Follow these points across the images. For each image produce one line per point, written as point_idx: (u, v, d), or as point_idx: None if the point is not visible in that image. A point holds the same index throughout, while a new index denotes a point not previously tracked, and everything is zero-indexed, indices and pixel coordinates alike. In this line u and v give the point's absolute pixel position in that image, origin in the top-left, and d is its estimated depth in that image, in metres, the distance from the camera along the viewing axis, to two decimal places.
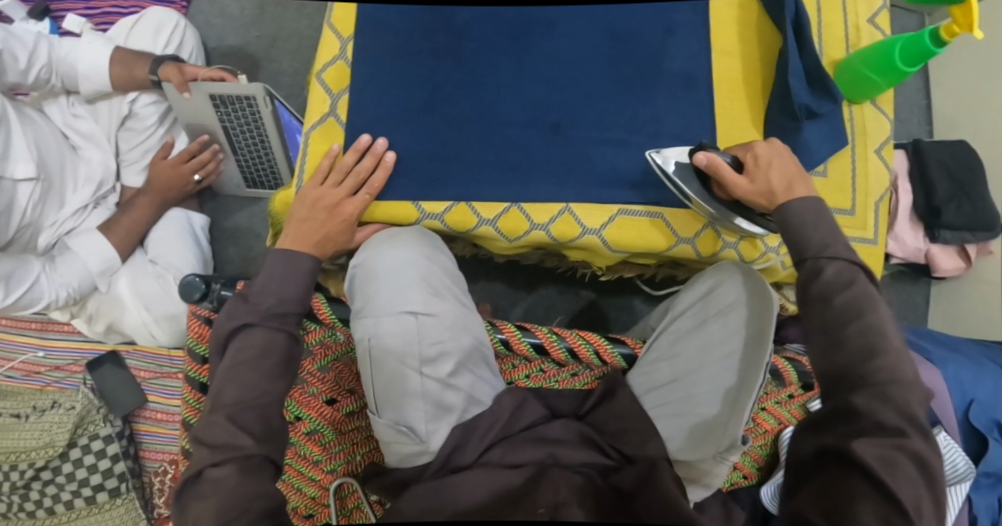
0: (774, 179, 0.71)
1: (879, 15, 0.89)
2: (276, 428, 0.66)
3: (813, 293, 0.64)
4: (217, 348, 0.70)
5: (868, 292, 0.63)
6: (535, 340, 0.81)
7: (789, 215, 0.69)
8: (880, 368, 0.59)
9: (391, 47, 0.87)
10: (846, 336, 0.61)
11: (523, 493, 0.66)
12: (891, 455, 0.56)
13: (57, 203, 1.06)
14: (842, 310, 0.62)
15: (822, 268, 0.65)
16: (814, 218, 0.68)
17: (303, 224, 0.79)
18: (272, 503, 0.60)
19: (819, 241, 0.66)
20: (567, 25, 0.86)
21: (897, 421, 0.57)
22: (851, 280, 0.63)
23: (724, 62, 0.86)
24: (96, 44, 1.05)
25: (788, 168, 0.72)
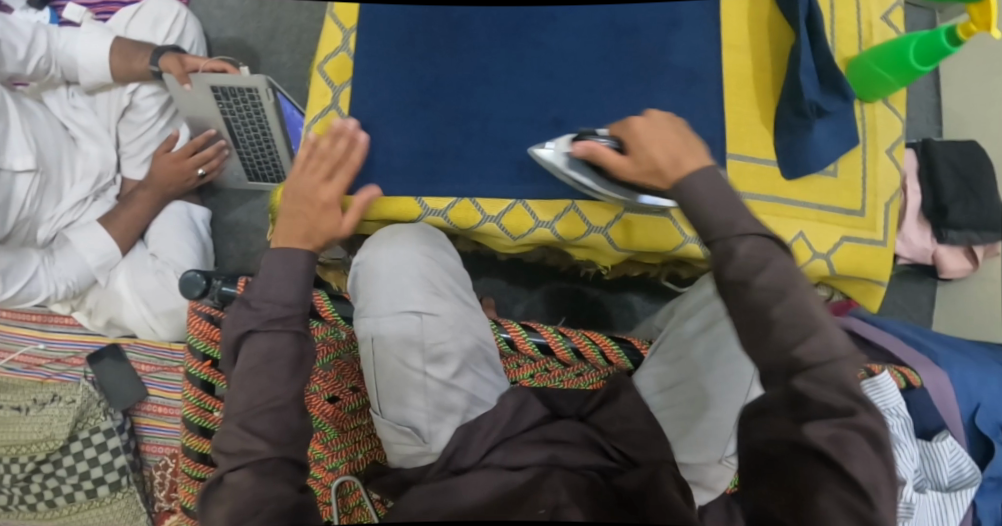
0: (658, 155, 0.62)
1: (892, 12, 0.88)
2: (298, 427, 0.65)
3: (728, 280, 0.55)
4: (227, 354, 0.70)
5: (786, 269, 0.54)
6: (540, 340, 0.80)
7: (686, 196, 0.58)
8: (811, 352, 0.52)
9: (391, 40, 0.86)
10: (772, 322, 0.53)
11: (523, 496, 0.66)
12: (847, 437, 0.51)
13: (55, 197, 1.05)
14: (761, 296, 0.53)
15: (732, 249, 0.55)
16: (715, 193, 0.58)
17: (286, 217, 0.75)
18: (284, 504, 0.59)
19: (721, 218, 0.56)
20: (571, 18, 0.85)
21: (845, 402, 0.52)
22: (766, 259, 0.54)
23: (734, 58, 0.84)
24: (94, 35, 1.03)
25: (670, 138, 0.62)
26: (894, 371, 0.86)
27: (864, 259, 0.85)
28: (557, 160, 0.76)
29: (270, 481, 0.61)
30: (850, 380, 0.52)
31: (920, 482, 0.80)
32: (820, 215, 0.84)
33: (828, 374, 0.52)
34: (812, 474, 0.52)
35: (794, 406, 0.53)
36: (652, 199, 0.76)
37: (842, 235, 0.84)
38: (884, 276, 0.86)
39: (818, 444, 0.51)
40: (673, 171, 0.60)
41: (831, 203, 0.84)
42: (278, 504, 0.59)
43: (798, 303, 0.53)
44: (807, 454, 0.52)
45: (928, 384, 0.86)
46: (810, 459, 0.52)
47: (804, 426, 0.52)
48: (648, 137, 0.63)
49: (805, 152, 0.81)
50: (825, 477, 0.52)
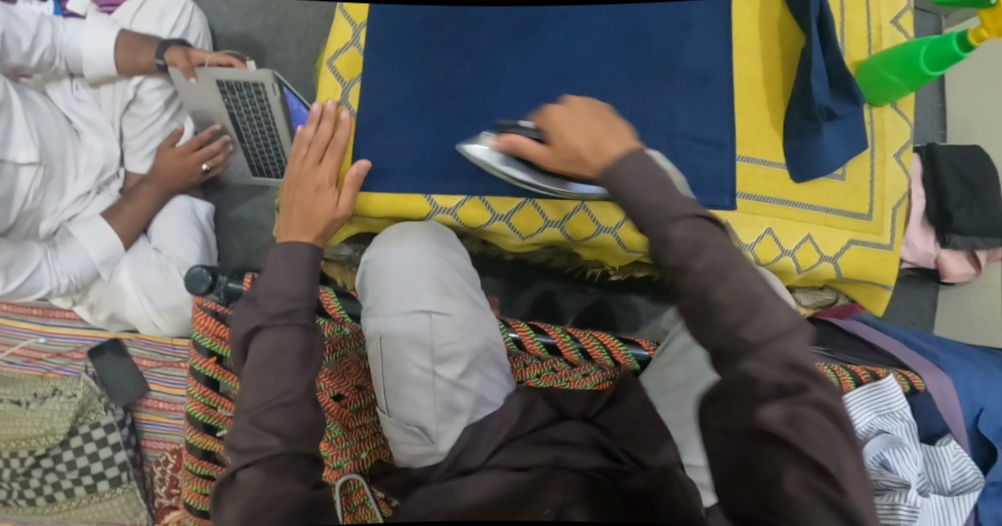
0: (579, 143, 0.60)
1: (902, 17, 0.88)
2: (310, 423, 0.65)
3: (668, 267, 0.53)
4: (238, 354, 0.69)
5: (722, 249, 0.52)
6: (549, 340, 0.80)
7: (616, 184, 0.55)
8: (755, 332, 0.50)
9: (402, 37, 0.85)
10: (713, 305, 0.51)
11: (526, 496, 0.66)
12: (800, 414, 0.49)
13: (58, 190, 1.04)
14: (701, 281, 0.51)
15: (666, 235, 0.53)
16: (644, 175, 0.55)
17: (287, 205, 0.77)
18: (297, 501, 0.59)
19: (653, 202, 0.54)
20: (583, 17, 0.85)
21: (794, 378, 0.49)
22: (700, 242, 0.52)
23: (744, 61, 0.85)
24: (99, 28, 1.02)
25: (592, 124, 0.60)
26: (898, 376, 0.87)
27: (870, 263, 0.85)
28: (486, 157, 0.76)
29: (281, 476, 0.61)
30: (796, 354, 0.50)
31: (924, 486, 0.80)
32: (828, 219, 0.84)
33: (772, 354, 0.50)
34: (771, 457, 0.50)
35: (739, 387, 0.51)
36: (583, 188, 0.76)
37: (850, 239, 0.84)
38: (891, 281, 0.87)
39: (771, 427, 0.49)
40: (598, 157, 0.57)
41: (840, 207, 0.84)
42: (288, 502, 0.59)
43: (737, 285, 0.51)
44: (758, 435, 0.50)
45: (932, 388, 0.87)
46: (765, 441, 0.50)
47: (757, 410, 0.50)
48: (568, 123, 0.61)
49: (814, 155, 0.81)
50: (784, 458, 0.50)
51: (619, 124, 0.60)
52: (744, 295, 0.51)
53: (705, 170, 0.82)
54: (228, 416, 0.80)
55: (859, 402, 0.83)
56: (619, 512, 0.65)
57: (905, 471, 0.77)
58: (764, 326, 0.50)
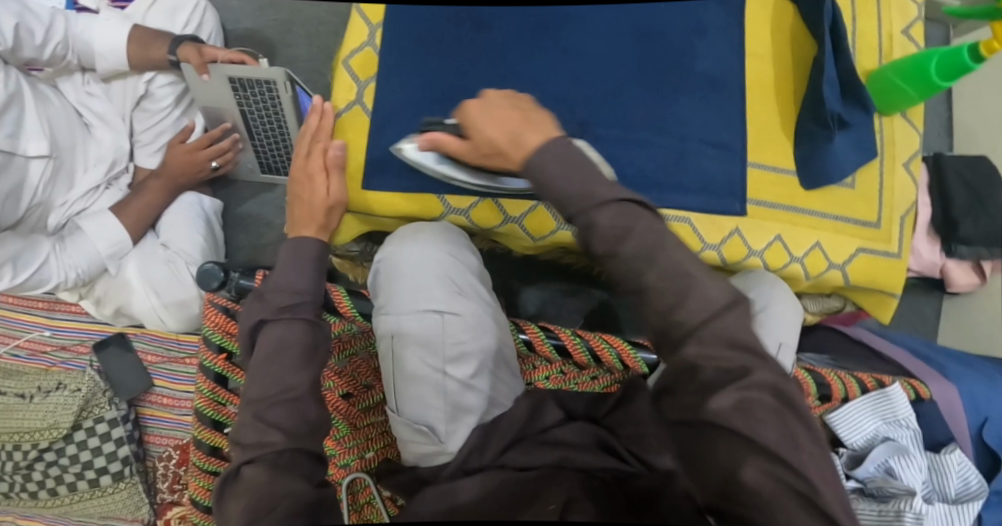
0: (497, 135, 0.62)
1: (913, 26, 0.88)
2: (316, 420, 0.65)
3: (596, 253, 0.54)
4: (245, 350, 0.69)
5: (649, 234, 0.53)
6: (558, 341, 0.82)
7: (541, 175, 0.56)
8: (690, 313, 0.51)
9: (418, 37, 0.86)
10: (645, 287, 0.52)
11: (532, 493, 0.66)
12: (748, 398, 0.50)
13: (67, 184, 1.04)
14: (630, 264, 0.52)
15: (592, 221, 0.54)
16: (565, 162, 0.56)
17: (290, 203, 0.78)
18: (299, 501, 0.59)
19: (574, 191, 0.55)
20: (597, 21, 0.85)
21: (738, 359, 0.51)
22: (627, 227, 0.53)
23: (756, 67, 0.85)
24: (112, 22, 1.02)
25: (509, 118, 0.62)
26: (904, 384, 0.87)
27: (878, 271, 0.86)
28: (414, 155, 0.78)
29: (284, 476, 0.61)
30: (733, 331, 0.51)
31: (928, 493, 0.80)
32: (837, 226, 0.84)
33: (707, 334, 0.51)
34: (727, 450, 0.50)
35: (684, 377, 0.51)
36: (512, 181, 0.79)
37: (858, 247, 0.85)
38: (898, 288, 0.87)
39: (721, 417, 0.50)
40: (513, 149, 0.60)
41: (849, 214, 0.85)
42: (291, 501, 0.59)
43: (667, 265, 0.52)
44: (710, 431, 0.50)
45: (937, 397, 0.87)
46: (719, 433, 0.50)
47: (706, 401, 0.50)
48: (487, 117, 0.64)
49: (824, 162, 0.82)
50: (740, 448, 0.49)
51: (536, 115, 0.63)
52: (674, 272, 0.52)
53: (715, 174, 0.83)
54: (236, 413, 0.80)
55: (864, 409, 0.84)
56: (621, 505, 0.65)
57: (910, 478, 0.77)
58: (699, 304, 0.51)
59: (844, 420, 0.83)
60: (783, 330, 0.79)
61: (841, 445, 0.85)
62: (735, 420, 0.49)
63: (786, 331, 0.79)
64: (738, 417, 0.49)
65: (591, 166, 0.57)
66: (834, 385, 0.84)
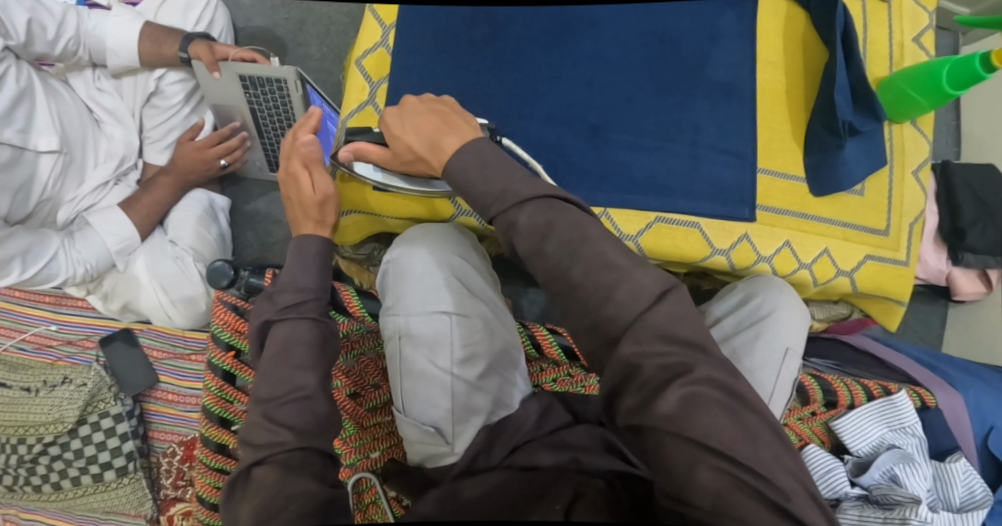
0: (416, 141, 0.69)
1: (924, 35, 0.88)
2: (324, 421, 0.65)
3: (524, 251, 0.58)
4: (253, 347, 0.70)
5: (565, 230, 0.57)
6: (566, 343, 0.83)
7: (459, 177, 0.63)
8: (617, 306, 0.54)
9: (432, 39, 0.86)
10: (574, 283, 0.56)
11: (540, 492, 0.65)
12: (693, 392, 0.52)
13: (77, 179, 1.04)
14: (555, 261, 0.56)
15: (513, 221, 0.58)
16: (481, 163, 0.62)
17: (285, 205, 0.78)
18: (311, 504, 0.58)
19: (494, 190, 0.60)
20: (611, 25, 0.85)
21: (674, 352, 0.53)
22: (547, 223, 0.57)
23: (768, 74, 0.85)
24: (124, 18, 1.03)
25: (427, 124, 0.68)
26: (910, 391, 0.87)
27: (887, 278, 0.86)
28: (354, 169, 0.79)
29: (297, 475, 0.60)
30: (666, 326, 0.53)
31: (933, 502, 0.80)
32: (846, 233, 0.85)
33: (641, 328, 0.53)
34: (675, 450, 0.51)
35: (628, 376, 0.53)
36: (440, 185, 0.79)
37: (867, 254, 0.85)
38: (906, 296, 0.87)
39: (669, 420, 0.51)
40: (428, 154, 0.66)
41: (859, 222, 0.85)
42: (301, 502, 0.58)
43: (591, 257, 0.56)
44: (659, 431, 0.51)
45: (944, 405, 0.87)
46: (666, 436, 0.51)
47: (651, 405, 0.52)
48: (405, 124, 0.70)
49: (835, 169, 0.82)
50: (689, 449, 0.50)
51: (455, 119, 0.68)
52: (596, 259, 0.56)
53: (727, 180, 0.83)
54: (243, 410, 0.79)
55: (870, 416, 0.84)
56: (625, 504, 0.64)
57: (915, 486, 0.77)
58: (628, 295, 0.54)
59: (850, 426, 0.84)
60: (791, 333, 0.77)
61: (846, 452, 0.85)
62: (677, 421, 0.51)
63: (793, 335, 0.77)
64: (688, 413, 0.51)
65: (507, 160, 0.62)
66: (840, 391, 0.86)
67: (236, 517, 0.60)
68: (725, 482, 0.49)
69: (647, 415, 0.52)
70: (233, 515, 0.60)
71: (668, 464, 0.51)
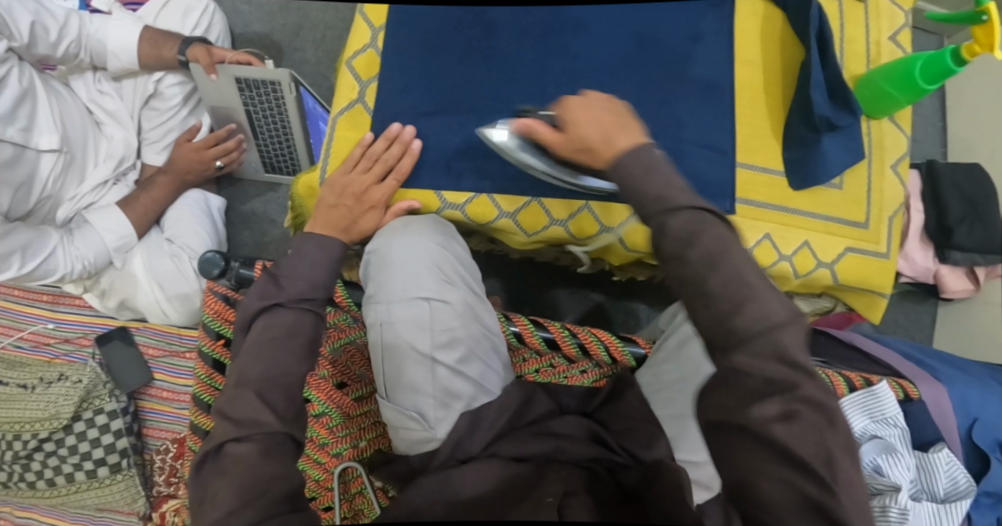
0: (592, 133, 0.66)
1: (900, 33, 0.90)
2: (301, 409, 0.66)
3: (666, 255, 0.56)
4: (243, 325, 0.70)
5: (718, 239, 0.55)
6: (548, 335, 0.84)
7: (623, 173, 0.61)
8: (747, 321, 0.53)
9: (419, 40, 0.89)
10: (708, 292, 0.54)
11: (530, 485, 0.67)
12: (791, 407, 0.51)
13: (77, 178, 1.07)
14: (695, 269, 0.55)
15: (665, 224, 0.57)
16: (647, 171, 0.60)
17: (328, 208, 0.81)
18: (291, 485, 0.61)
19: (653, 191, 0.58)
20: (595, 25, 0.87)
21: (784, 372, 0.52)
22: (696, 231, 0.55)
23: (746, 72, 0.87)
24: (125, 22, 1.06)
25: (604, 119, 0.65)
26: (893, 383, 0.88)
27: (867, 271, 0.87)
28: (507, 144, 0.79)
29: (271, 459, 0.61)
30: (786, 347, 0.52)
31: (916, 493, 0.80)
32: (828, 227, 0.86)
33: (760, 344, 0.52)
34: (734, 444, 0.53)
35: (727, 381, 0.53)
36: (593, 181, 0.78)
37: (847, 247, 0.86)
38: (888, 289, 0.88)
39: (762, 424, 0.51)
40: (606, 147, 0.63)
41: (839, 215, 0.86)
42: (285, 484, 0.60)
43: (731, 273, 0.54)
44: (742, 435, 0.52)
45: (926, 398, 0.88)
46: (749, 439, 0.52)
47: (748, 409, 0.52)
48: (583, 116, 0.66)
49: (813, 163, 0.84)
50: (765, 456, 0.52)
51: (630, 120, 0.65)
52: (735, 283, 0.54)
53: (708, 175, 0.84)
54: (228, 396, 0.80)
55: (852, 407, 0.84)
56: (613, 495, 0.67)
57: (897, 477, 0.77)
58: (756, 314, 0.53)
59: None
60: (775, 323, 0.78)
61: None
62: (771, 425, 0.51)
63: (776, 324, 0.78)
64: (776, 423, 0.51)
65: (665, 167, 0.61)
66: None
67: (206, 496, 0.61)
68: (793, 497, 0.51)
69: (739, 418, 0.52)
70: (207, 494, 0.61)
71: (739, 460, 0.52)
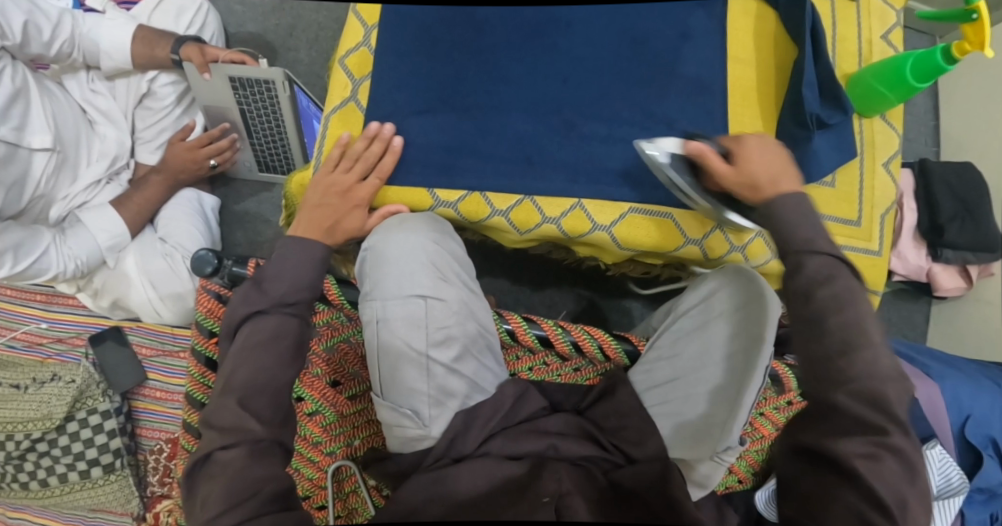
0: (760, 172, 0.69)
1: (892, 32, 0.91)
2: (286, 413, 0.66)
3: (800, 289, 0.61)
4: (227, 332, 0.69)
5: (850, 287, 0.60)
6: (541, 332, 0.82)
7: (773, 213, 0.65)
8: (856, 363, 0.58)
9: (411, 38, 0.89)
10: (825, 329, 0.59)
11: (524, 484, 0.67)
12: (876, 450, 0.56)
13: (70, 177, 1.07)
14: (828, 306, 0.59)
15: (803, 263, 0.62)
16: (801, 216, 0.64)
17: (314, 209, 0.81)
18: (281, 485, 0.60)
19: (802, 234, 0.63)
20: (585, 25, 0.88)
21: (877, 418, 0.57)
22: (832, 276, 0.60)
23: (738, 70, 0.87)
24: (118, 22, 1.06)
25: (775, 162, 0.69)
26: None
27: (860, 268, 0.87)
28: (660, 160, 0.77)
29: (260, 463, 0.61)
30: (883, 397, 0.57)
31: None
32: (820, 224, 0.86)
33: (858, 389, 0.58)
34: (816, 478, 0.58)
35: (825, 417, 0.59)
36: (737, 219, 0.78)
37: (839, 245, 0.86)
38: (881, 287, 0.88)
39: (848, 458, 0.56)
40: (773, 188, 0.67)
41: (831, 213, 0.87)
42: (274, 484, 0.60)
43: (857, 320, 0.59)
44: (826, 464, 0.58)
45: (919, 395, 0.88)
46: (831, 469, 0.57)
47: (836, 441, 0.57)
48: (758, 155, 0.70)
49: (804, 161, 0.84)
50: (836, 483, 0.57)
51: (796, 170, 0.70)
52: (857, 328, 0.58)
53: None
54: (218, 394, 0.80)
55: None
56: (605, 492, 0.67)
57: None
58: (868, 362, 0.58)
59: None
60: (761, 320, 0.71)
61: None
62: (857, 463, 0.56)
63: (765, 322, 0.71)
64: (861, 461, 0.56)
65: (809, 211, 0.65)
66: None
67: (197, 497, 0.61)
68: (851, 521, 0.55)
69: (825, 448, 0.57)
70: (196, 498, 0.61)
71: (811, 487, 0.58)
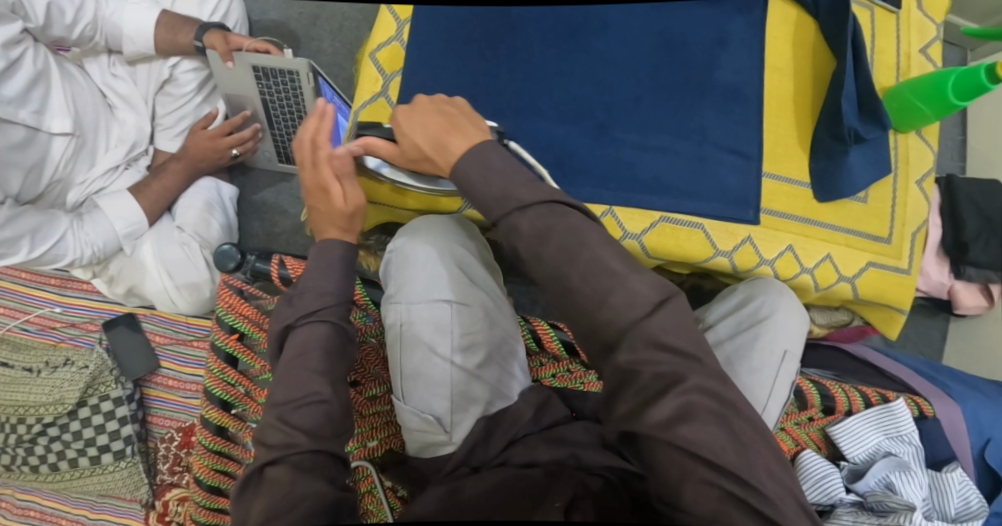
0: (423, 141, 0.64)
1: (931, 47, 0.89)
2: (336, 426, 0.65)
3: (525, 255, 0.56)
4: (273, 350, 0.70)
5: (570, 232, 0.55)
6: (567, 338, 0.86)
7: (462, 179, 0.60)
8: (613, 312, 0.53)
9: (444, 35, 0.87)
10: (574, 287, 0.54)
11: (541, 488, 0.64)
12: (689, 402, 0.51)
13: (88, 162, 1.06)
14: (558, 265, 0.55)
15: (515, 225, 0.56)
16: (485, 165, 0.59)
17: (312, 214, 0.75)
18: (323, 503, 0.58)
19: (496, 192, 0.57)
20: (622, 29, 0.86)
21: (668, 361, 0.52)
22: (550, 230, 0.55)
23: (774, 80, 0.86)
24: (142, 6, 1.04)
25: (433, 124, 0.64)
26: (907, 400, 0.89)
27: (889, 287, 0.86)
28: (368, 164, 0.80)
29: (307, 476, 0.60)
30: (659, 334, 0.52)
31: (928, 511, 0.78)
32: (848, 240, 0.85)
33: (635, 337, 0.52)
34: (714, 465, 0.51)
35: (625, 381, 0.53)
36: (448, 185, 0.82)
37: (869, 261, 0.85)
38: (906, 305, 0.87)
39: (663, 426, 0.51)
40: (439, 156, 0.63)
41: (861, 228, 0.85)
42: (313, 501, 0.58)
43: (589, 261, 0.54)
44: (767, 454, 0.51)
45: (942, 416, 0.88)
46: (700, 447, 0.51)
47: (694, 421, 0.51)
48: (412, 123, 0.65)
49: (838, 176, 0.83)
50: (680, 458, 0.51)
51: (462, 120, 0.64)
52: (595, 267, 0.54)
53: (731, 183, 0.83)
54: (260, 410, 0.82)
55: (869, 422, 0.84)
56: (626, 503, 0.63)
57: (910, 494, 0.76)
58: (623, 300, 0.53)
59: (848, 433, 0.84)
60: (789, 338, 0.76)
61: (842, 459, 0.85)
62: None
63: (791, 340, 0.76)
64: (677, 423, 0.51)
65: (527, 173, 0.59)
66: (839, 397, 0.88)
67: (247, 517, 0.59)
68: (715, 496, 0.50)
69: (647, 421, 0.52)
70: (246, 514, 0.59)
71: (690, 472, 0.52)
